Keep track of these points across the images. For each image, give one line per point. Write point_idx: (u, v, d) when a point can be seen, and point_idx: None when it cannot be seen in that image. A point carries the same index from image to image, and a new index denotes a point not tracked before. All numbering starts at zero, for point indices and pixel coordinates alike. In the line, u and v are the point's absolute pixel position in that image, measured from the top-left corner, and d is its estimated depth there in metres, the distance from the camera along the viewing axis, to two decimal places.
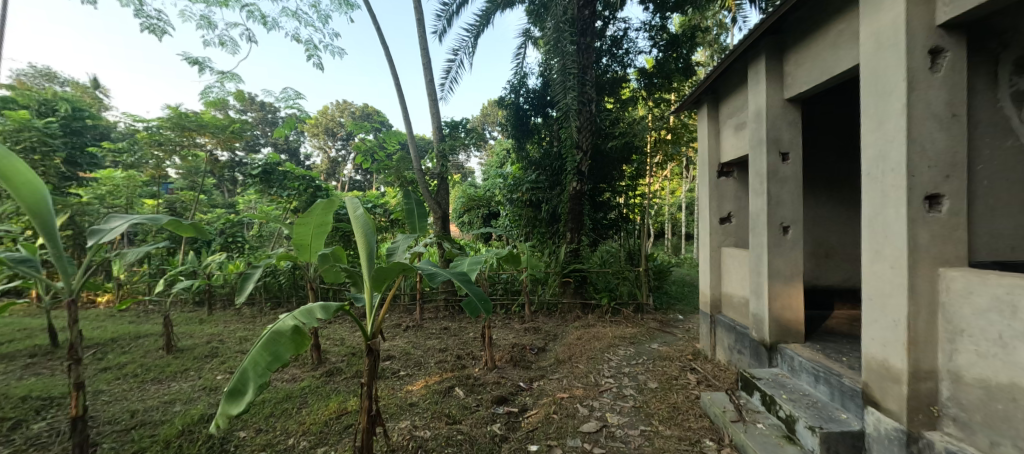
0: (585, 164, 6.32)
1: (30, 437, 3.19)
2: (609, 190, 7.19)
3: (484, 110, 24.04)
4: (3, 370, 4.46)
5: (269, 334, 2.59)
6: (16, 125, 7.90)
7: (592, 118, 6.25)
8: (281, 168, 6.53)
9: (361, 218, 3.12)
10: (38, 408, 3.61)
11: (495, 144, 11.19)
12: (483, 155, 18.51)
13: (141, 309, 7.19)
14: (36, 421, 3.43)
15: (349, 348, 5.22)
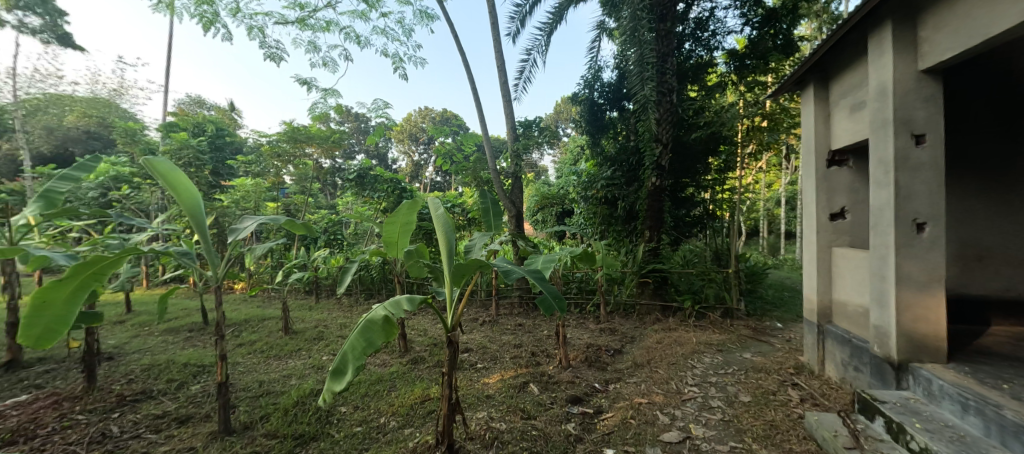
0: (666, 157, 5.97)
1: (190, 396, 3.88)
2: (692, 184, 6.73)
3: (559, 108, 23.85)
4: (170, 340, 5.47)
5: (364, 322, 2.84)
6: (179, 143, 9.70)
7: (674, 109, 5.90)
8: (372, 172, 7.11)
9: (440, 215, 3.27)
10: (195, 373, 4.36)
11: (569, 141, 11.06)
12: (558, 153, 18.46)
13: (265, 295, 8.33)
14: (193, 383, 4.14)
15: (431, 338, 5.52)
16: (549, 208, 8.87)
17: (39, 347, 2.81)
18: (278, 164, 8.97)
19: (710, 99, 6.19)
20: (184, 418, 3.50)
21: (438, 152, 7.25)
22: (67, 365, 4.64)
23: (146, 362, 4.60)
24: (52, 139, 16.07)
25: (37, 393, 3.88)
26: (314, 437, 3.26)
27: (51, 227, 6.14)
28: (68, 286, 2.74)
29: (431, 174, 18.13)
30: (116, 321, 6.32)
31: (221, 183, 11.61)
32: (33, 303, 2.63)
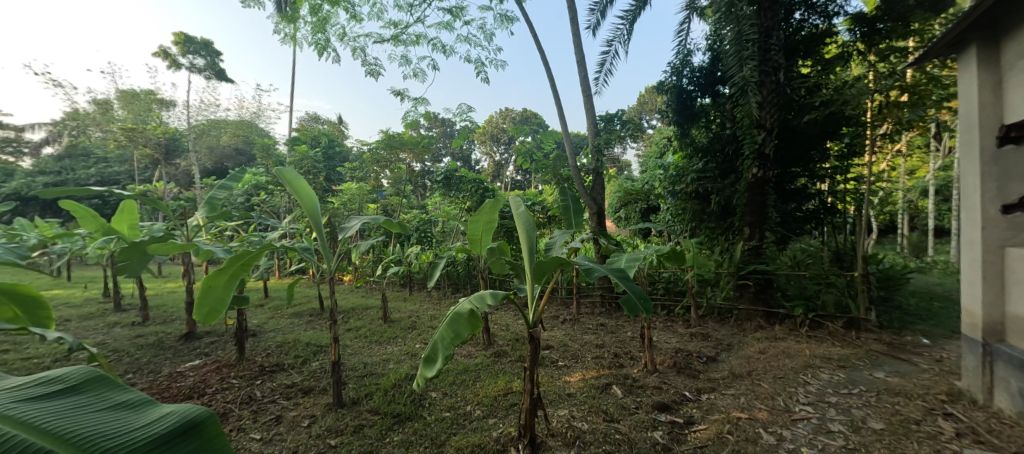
0: (770, 144, 5.36)
1: (311, 370, 4.43)
2: (805, 175, 5.86)
3: (643, 99, 22.71)
4: (296, 323, 6.32)
5: (452, 315, 2.99)
6: (300, 155, 11.22)
7: (780, 89, 5.29)
8: (458, 173, 7.45)
9: (520, 212, 3.32)
10: (315, 351, 4.96)
11: (655, 133, 10.46)
12: (642, 146, 17.67)
13: (367, 287, 9.20)
14: (314, 360, 4.72)
15: (513, 333, 5.63)
16: (632, 204, 8.45)
17: (204, 322, 3.36)
18: (377, 169, 9.83)
19: (829, 76, 5.35)
20: (307, 389, 4.01)
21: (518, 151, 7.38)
22: (224, 337, 5.60)
23: (278, 340, 5.36)
24: (211, 156, 19.69)
25: (204, 359, 4.74)
26: (409, 417, 3.52)
27: (212, 226, 7.46)
28: (224, 274, 3.29)
29: (513, 172, 18.45)
30: (257, 304, 7.49)
31: (331, 187, 13.07)
32: (202, 285, 3.21)
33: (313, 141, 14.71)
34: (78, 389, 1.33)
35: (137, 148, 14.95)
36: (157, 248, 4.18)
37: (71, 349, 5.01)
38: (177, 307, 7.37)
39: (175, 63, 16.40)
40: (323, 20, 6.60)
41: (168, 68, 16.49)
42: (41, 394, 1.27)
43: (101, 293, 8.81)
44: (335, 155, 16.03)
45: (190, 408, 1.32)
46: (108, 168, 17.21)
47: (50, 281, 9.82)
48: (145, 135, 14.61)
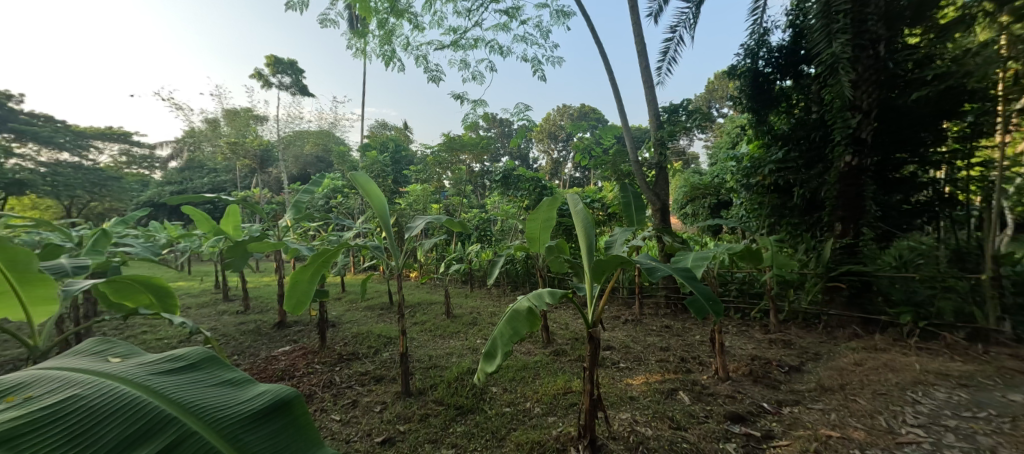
0: (868, 128, 4.83)
1: (382, 360, 4.71)
2: (915, 162, 5.07)
3: (713, 86, 21.29)
4: (369, 315, 6.76)
5: (510, 312, 3.04)
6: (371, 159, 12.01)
7: (882, 64, 4.76)
8: (516, 172, 7.48)
9: (579, 211, 3.29)
10: (385, 342, 5.27)
11: (727, 122, 9.77)
12: (711, 137, 16.60)
13: (432, 283, 9.57)
14: (384, 350, 5.01)
15: (572, 333, 5.55)
16: (700, 200, 7.94)
17: (293, 312, 3.68)
18: (439, 170, 10.19)
19: (946, 45, 4.61)
20: (379, 377, 4.26)
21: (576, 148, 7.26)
22: (309, 326, 6.14)
23: (353, 331, 5.76)
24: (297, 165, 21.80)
25: (293, 345, 5.23)
26: (471, 410, 3.61)
27: (298, 227, 8.21)
28: (308, 268, 3.59)
29: (571, 169, 18.20)
30: (335, 297, 8.13)
31: (398, 188, 13.78)
32: (290, 280, 3.55)
33: (382, 147, 15.76)
34: (196, 369, 1.77)
35: (239, 160, 17.04)
36: (255, 247, 4.70)
37: (190, 331, 5.79)
38: (270, 298, 8.22)
39: (264, 81, 18.24)
40: (388, 32, 6.95)
41: (260, 86, 18.44)
42: (172, 371, 1.71)
43: (211, 284, 10.09)
44: (401, 158, 16.86)
45: (277, 387, 1.72)
46: (220, 179, 20.04)
47: (173, 275, 11.46)
48: (244, 147, 16.57)
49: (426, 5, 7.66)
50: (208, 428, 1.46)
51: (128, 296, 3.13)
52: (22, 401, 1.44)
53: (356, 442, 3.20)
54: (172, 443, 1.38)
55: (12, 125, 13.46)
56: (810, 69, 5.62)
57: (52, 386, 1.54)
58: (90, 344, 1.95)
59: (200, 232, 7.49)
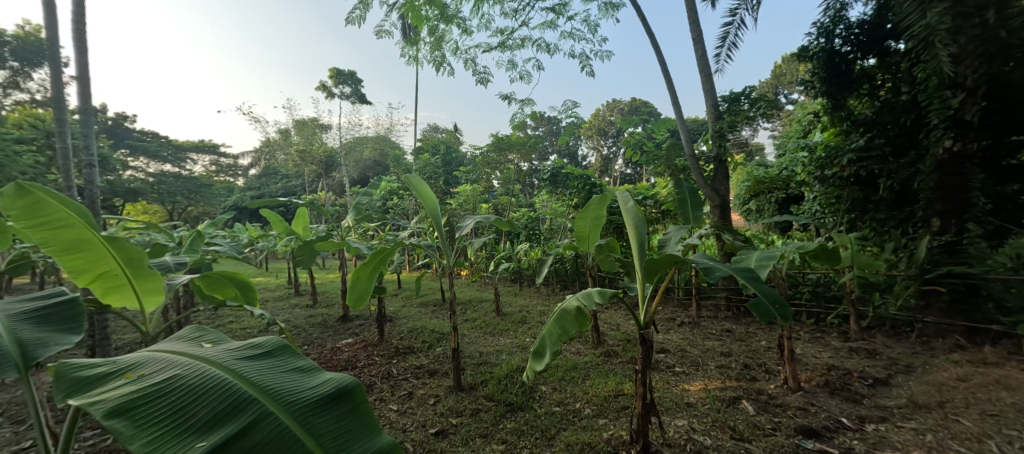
0: (975, 108, 4.24)
1: (435, 355, 4.85)
2: None
3: (780, 71, 19.70)
4: (422, 311, 7.01)
5: (559, 311, 3.03)
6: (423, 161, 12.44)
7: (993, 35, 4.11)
8: (564, 170, 7.39)
9: (630, 210, 3.20)
10: (438, 337, 5.42)
11: (797, 110, 8.99)
12: (779, 125, 15.38)
13: (482, 281, 9.74)
14: (437, 346, 5.16)
15: (623, 334, 5.38)
16: (766, 194, 7.25)
17: (354, 306, 3.88)
18: (488, 170, 10.33)
19: None
20: (432, 371, 4.40)
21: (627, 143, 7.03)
22: (369, 320, 6.47)
23: (409, 326, 5.99)
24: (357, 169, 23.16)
25: (355, 338, 5.54)
26: (520, 407, 3.63)
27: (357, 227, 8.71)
28: (368, 265, 3.78)
29: (621, 166, 17.71)
30: (391, 294, 8.53)
31: (450, 189, 14.14)
32: (351, 277, 3.74)
33: (434, 149, 16.29)
34: (272, 355, 1.99)
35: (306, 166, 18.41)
36: (320, 246, 5.05)
37: (268, 322, 6.33)
38: (334, 294, 8.80)
39: (326, 91, 19.48)
40: (438, 38, 7.14)
41: (324, 97, 19.72)
42: (254, 356, 1.95)
43: (284, 280, 11.00)
44: (451, 160, 17.28)
45: (341, 375, 1.90)
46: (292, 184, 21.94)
47: (253, 271, 12.68)
48: (311, 155, 17.89)
49: (474, 9, 7.77)
50: (283, 409, 1.65)
51: (218, 289, 3.46)
52: (137, 378, 1.71)
53: (412, 432, 3.32)
54: (254, 419, 1.58)
55: (129, 143, 17.43)
56: (900, 44, 5.02)
57: (158, 365, 1.81)
58: (189, 330, 2.25)
59: (275, 233, 8.19)
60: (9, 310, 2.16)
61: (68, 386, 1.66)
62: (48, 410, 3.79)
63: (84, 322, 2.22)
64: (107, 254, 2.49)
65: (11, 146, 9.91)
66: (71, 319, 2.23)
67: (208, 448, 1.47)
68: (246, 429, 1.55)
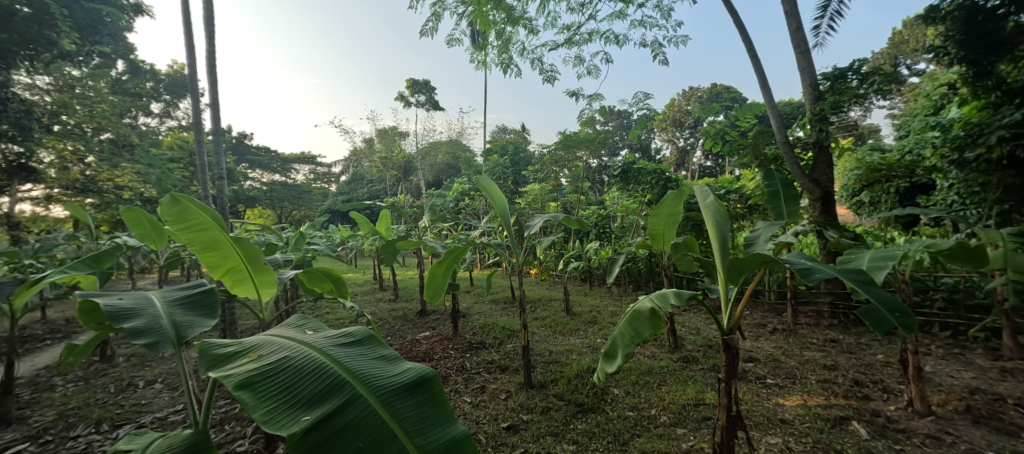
0: None
1: (506, 352, 4.91)
2: None
3: (900, 38, 16.87)
4: (493, 308, 7.17)
5: (631, 313, 2.96)
6: (493, 162, 12.72)
7: None
8: (636, 166, 6.97)
9: (710, 205, 2.98)
10: (508, 334, 5.49)
11: (924, 84, 7.65)
12: (898, 103, 13.18)
13: (551, 280, 9.70)
14: (508, 342, 5.23)
15: (704, 339, 5.01)
16: (882, 184, 5.64)
17: (431, 301, 4.06)
18: (556, 169, 10.26)
19: None
20: (503, 367, 4.47)
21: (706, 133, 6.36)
22: (444, 315, 6.77)
23: (481, 322, 6.15)
24: (432, 172, 24.36)
25: (431, 331, 5.81)
26: (592, 408, 3.55)
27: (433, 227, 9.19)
28: (443, 262, 3.95)
29: (700, 158, 16.54)
30: (464, 291, 8.85)
31: (519, 189, 14.29)
32: (428, 273, 3.93)
33: (502, 150, 16.67)
34: (362, 342, 2.24)
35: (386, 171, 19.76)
36: (402, 244, 5.39)
37: (357, 314, 6.90)
38: (413, 289, 9.35)
39: (403, 100, 20.73)
40: (506, 41, 7.20)
41: (402, 106, 20.99)
42: (347, 342, 2.20)
43: (370, 275, 11.94)
44: (519, 159, 17.47)
45: (420, 365, 2.11)
46: (375, 188, 23.80)
47: (344, 268, 13.96)
48: (391, 160, 19.22)
49: (540, 8, 7.71)
50: (372, 393, 1.88)
51: (316, 283, 3.83)
52: (257, 357, 2.03)
53: (485, 424, 3.41)
54: (348, 400, 1.83)
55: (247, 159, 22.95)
56: None
57: (272, 346, 2.12)
58: (295, 319, 2.57)
59: (361, 233, 8.92)
60: (165, 295, 2.61)
61: (207, 361, 2.02)
62: (193, 380, 4.48)
63: (218, 309, 2.60)
64: (233, 250, 2.90)
65: (162, 163, 12.01)
66: (209, 306, 2.61)
67: (314, 422, 1.74)
68: (342, 408, 1.80)
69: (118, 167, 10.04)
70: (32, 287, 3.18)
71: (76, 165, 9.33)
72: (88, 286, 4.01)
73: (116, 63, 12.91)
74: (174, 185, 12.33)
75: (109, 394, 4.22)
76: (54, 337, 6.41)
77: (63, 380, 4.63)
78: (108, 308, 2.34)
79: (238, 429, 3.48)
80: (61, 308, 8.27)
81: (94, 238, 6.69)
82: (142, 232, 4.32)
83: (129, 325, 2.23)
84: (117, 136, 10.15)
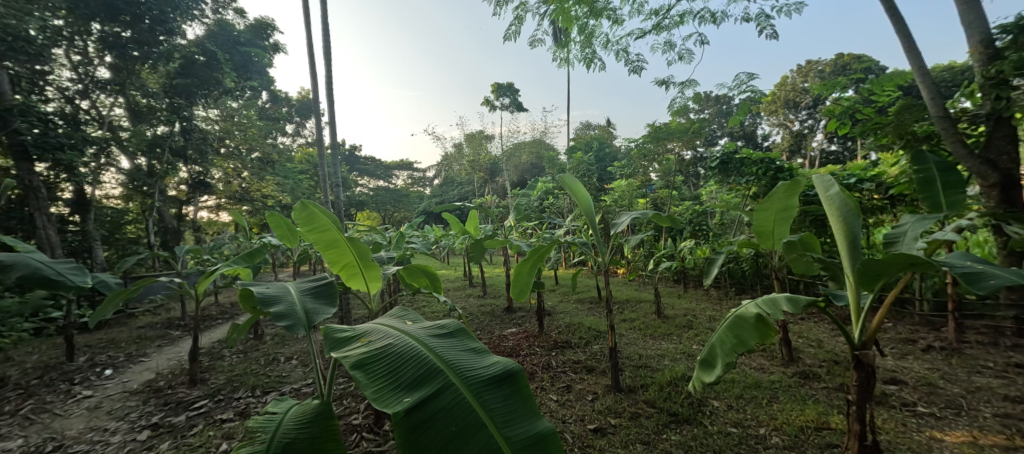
0: None
1: (593, 353, 4.77)
2: None
3: None
4: (579, 308, 7.04)
5: (732, 318, 2.73)
6: (578, 159, 12.47)
7: None
8: (739, 155, 6.23)
9: (837, 200, 2.62)
10: (595, 335, 5.33)
11: None
12: None
13: (640, 280, 9.23)
14: (594, 343, 5.07)
15: (829, 353, 4.32)
16: None
17: (516, 298, 4.10)
18: (645, 163, 9.70)
19: None
20: (590, 368, 4.35)
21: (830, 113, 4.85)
22: (530, 313, 6.83)
23: (566, 321, 6.07)
24: (517, 173, 24.78)
25: (518, 328, 5.91)
26: (687, 420, 3.29)
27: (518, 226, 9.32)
28: (528, 260, 3.96)
29: (819, 144, 14.37)
30: (550, 289, 8.83)
31: (605, 185, 13.85)
32: (514, 271, 3.96)
33: (586, 147, 16.35)
34: (454, 334, 2.34)
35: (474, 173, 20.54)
36: (489, 243, 5.53)
37: (450, 308, 7.27)
38: (500, 286, 9.60)
39: (489, 105, 21.42)
40: (589, 35, 6.99)
41: (488, 110, 21.69)
42: (441, 333, 2.32)
43: (460, 272, 12.53)
44: (604, 156, 17.03)
45: (507, 359, 2.15)
46: (464, 190, 24.96)
47: (438, 265, 14.84)
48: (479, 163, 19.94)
49: None
50: (463, 383, 1.98)
51: (414, 279, 4.10)
52: (367, 342, 2.23)
53: (570, 424, 3.35)
54: (443, 387, 1.95)
55: (359, 167, 26.19)
56: None
57: (379, 333, 2.31)
58: (397, 311, 2.78)
59: (453, 232, 9.38)
60: (297, 286, 3.01)
61: (328, 342, 2.26)
62: (321, 358, 5.09)
63: (337, 298, 2.91)
64: (347, 248, 3.22)
65: (294, 175, 13.99)
66: (329, 294, 2.94)
67: (414, 404, 1.88)
68: (438, 394, 1.92)
69: (264, 180, 12.16)
70: (208, 275, 3.94)
71: (236, 179, 11.68)
72: (244, 277, 4.79)
73: (261, 93, 15.39)
74: (303, 193, 14.30)
75: (260, 366, 4.99)
76: (223, 316, 7.81)
77: (229, 352, 5.61)
78: (258, 294, 2.78)
79: (354, 404, 3.83)
80: (226, 294, 10.11)
81: (248, 237, 8.02)
82: (282, 233, 5.05)
83: (273, 309, 2.63)
84: (263, 155, 12.28)
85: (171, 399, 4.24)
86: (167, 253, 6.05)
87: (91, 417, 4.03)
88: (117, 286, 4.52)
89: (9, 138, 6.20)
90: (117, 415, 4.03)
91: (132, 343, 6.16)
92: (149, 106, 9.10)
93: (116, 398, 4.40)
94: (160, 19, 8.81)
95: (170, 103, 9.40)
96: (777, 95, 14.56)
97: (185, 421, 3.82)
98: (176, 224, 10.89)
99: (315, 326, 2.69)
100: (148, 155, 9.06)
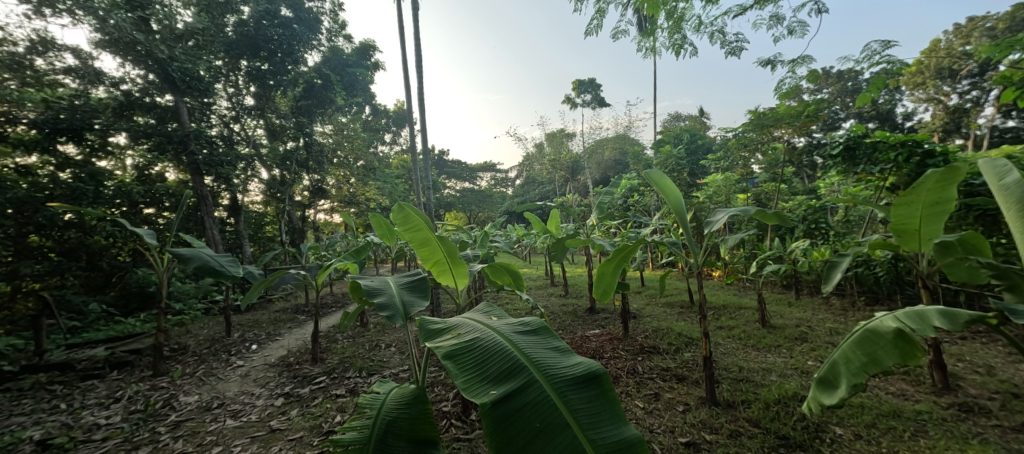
0: None
1: (684, 361, 4.43)
2: None
3: None
4: (668, 312, 6.61)
5: (863, 332, 2.35)
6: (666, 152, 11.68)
7: None
8: (869, 139, 5.30)
9: (1015, 189, 2.12)
10: (687, 342, 4.94)
11: None
12: None
13: (740, 285, 8.38)
14: (686, 351, 4.70)
15: (1005, 383, 3.46)
16: None
17: (600, 299, 3.94)
18: (745, 155, 8.74)
19: None
20: (681, 377, 4.03)
21: (1010, 79, 3.80)
22: (614, 314, 6.58)
23: (654, 325, 5.72)
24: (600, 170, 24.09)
25: (602, 329, 5.71)
26: (801, 446, 2.90)
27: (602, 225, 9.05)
28: (611, 261, 3.80)
29: (987, 119, 11.61)
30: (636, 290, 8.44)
31: (697, 180, 12.80)
32: (597, 272, 3.82)
33: (675, 140, 15.34)
34: (538, 331, 2.31)
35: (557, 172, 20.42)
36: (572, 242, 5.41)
37: (532, 306, 7.28)
38: (583, 286, 9.38)
39: (570, 102, 21.12)
40: (679, 19, 6.45)
41: (568, 108, 21.37)
42: (524, 330, 2.30)
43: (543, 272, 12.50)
44: (696, 148, 15.82)
45: (591, 360, 2.07)
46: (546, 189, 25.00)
47: (522, 263, 15.00)
48: (561, 162, 19.80)
49: None
50: (547, 380, 1.94)
51: (499, 276, 4.14)
52: (457, 334, 2.29)
53: (659, 434, 3.13)
54: (527, 383, 1.93)
55: (446, 170, 27.79)
56: None
57: (467, 327, 2.35)
58: (483, 307, 2.83)
59: (535, 231, 9.36)
60: (395, 280, 3.22)
61: (423, 333, 2.36)
62: (416, 347, 5.42)
63: (429, 293, 3.05)
64: (437, 245, 3.38)
65: (392, 179, 15.16)
66: (423, 288, 3.11)
67: (501, 398, 1.88)
68: (522, 389, 1.91)
69: (367, 184, 13.33)
70: (325, 270, 4.37)
71: (346, 185, 13.00)
72: (352, 271, 5.28)
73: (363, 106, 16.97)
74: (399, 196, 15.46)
75: (365, 351, 5.47)
76: (334, 305, 8.76)
77: (341, 336, 6.26)
78: (364, 286, 3.04)
79: (444, 393, 3.98)
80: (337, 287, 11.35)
81: (355, 235, 8.87)
82: (382, 231, 5.47)
83: (376, 299, 2.87)
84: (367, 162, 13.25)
85: (299, 373, 4.84)
86: (295, 249, 6.94)
87: (243, 382, 4.77)
88: (262, 275, 5.25)
89: (188, 158, 7.63)
90: (261, 383, 4.71)
91: (270, 324, 7.19)
92: (281, 126, 10.77)
93: (260, 369, 5.15)
94: (288, 52, 10.45)
95: (296, 121, 10.81)
96: (924, 64, 12.06)
97: (310, 393, 4.32)
98: (301, 224, 12.52)
99: (411, 317, 2.86)
100: (281, 167, 10.63)
